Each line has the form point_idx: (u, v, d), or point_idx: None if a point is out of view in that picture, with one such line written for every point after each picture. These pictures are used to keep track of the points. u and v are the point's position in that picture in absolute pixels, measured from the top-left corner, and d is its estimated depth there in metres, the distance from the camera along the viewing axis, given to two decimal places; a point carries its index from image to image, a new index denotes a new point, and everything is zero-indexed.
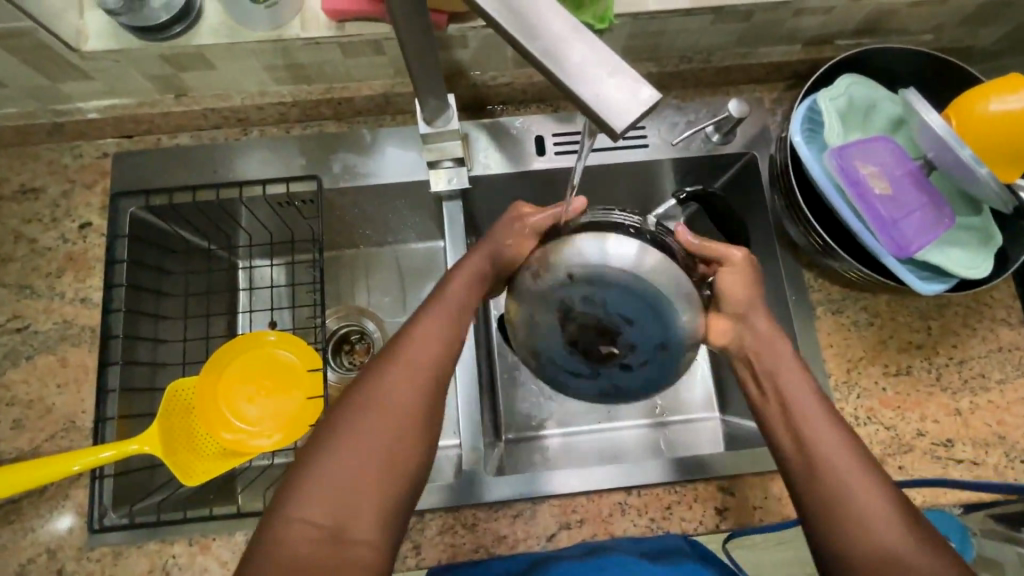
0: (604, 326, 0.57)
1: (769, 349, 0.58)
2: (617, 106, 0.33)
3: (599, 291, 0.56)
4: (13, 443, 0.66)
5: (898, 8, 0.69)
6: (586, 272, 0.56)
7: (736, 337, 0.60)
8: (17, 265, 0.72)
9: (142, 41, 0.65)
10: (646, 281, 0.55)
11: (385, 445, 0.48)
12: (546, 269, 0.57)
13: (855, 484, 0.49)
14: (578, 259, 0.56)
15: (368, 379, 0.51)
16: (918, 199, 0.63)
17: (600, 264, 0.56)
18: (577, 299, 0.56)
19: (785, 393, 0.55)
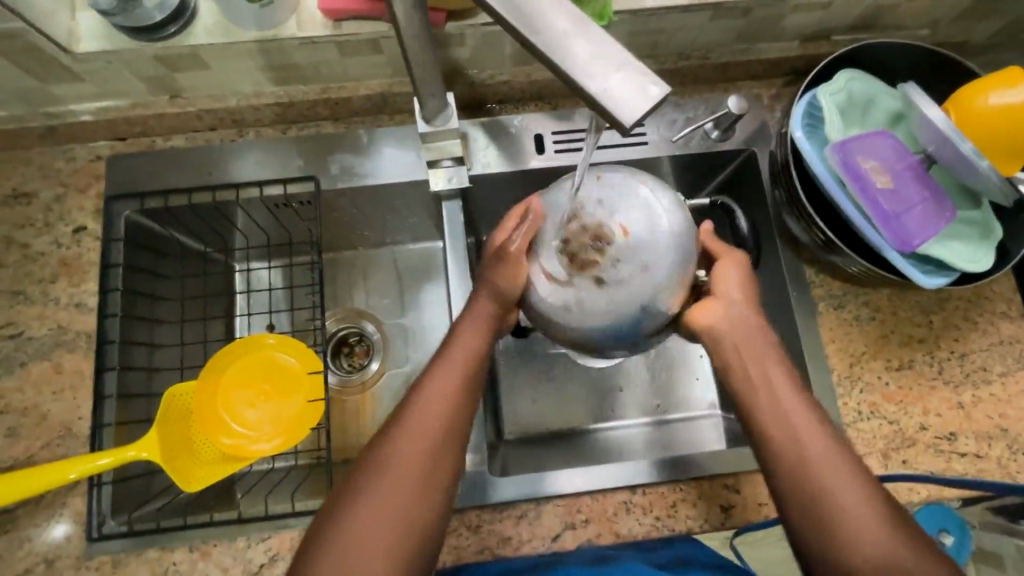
0: (600, 230, 0.55)
1: (750, 335, 0.55)
2: (623, 102, 0.32)
3: (610, 201, 0.56)
4: (8, 452, 0.65)
5: (896, 3, 0.69)
6: (609, 183, 0.57)
7: (726, 318, 0.55)
8: (10, 271, 0.71)
9: (136, 42, 0.64)
10: (657, 214, 0.56)
11: (397, 509, 0.49)
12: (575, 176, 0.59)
13: (842, 485, 0.49)
14: (608, 172, 0.58)
15: (380, 443, 0.52)
16: (920, 192, 0.63)
17: (619, 181, 0.57)
18: (582, 208, 0.56)
19: (765, 386, 0.53)
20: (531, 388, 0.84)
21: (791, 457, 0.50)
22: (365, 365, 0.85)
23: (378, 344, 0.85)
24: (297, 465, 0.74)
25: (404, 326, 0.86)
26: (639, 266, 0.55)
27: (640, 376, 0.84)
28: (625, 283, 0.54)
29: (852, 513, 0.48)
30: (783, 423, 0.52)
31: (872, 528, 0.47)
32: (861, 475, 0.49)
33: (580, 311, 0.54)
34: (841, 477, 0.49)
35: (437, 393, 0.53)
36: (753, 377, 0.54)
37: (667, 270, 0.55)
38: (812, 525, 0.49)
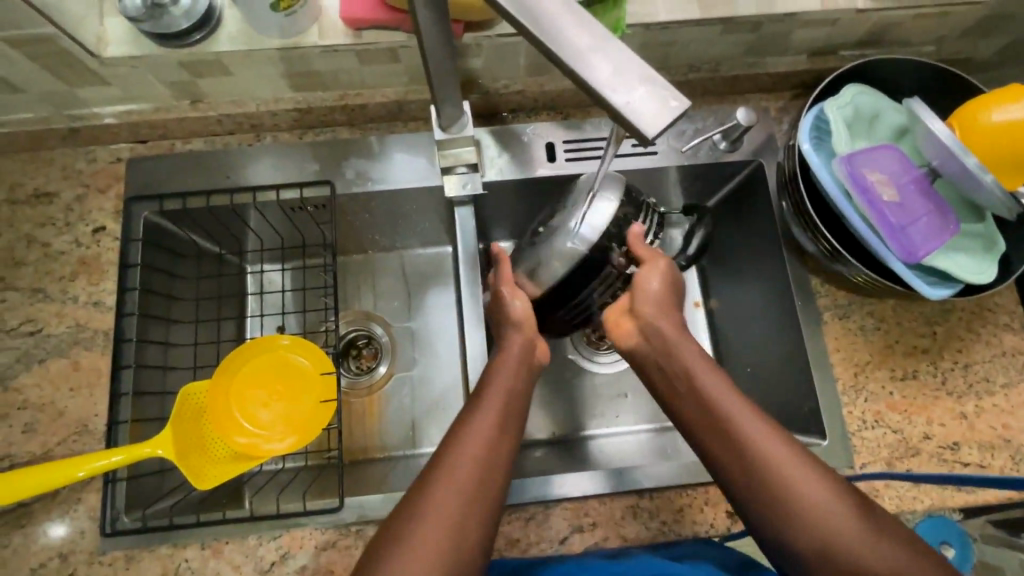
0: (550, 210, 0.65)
1: (672, 345, 0.59)
2: (647, 113, 0.34)
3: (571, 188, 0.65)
4: (24, 447, 0.66)
5: (902, 20, 0.71)
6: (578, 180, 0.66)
7: (644, 337, 0.61)
8: (30, 269, 0.72)
9: (162, 48, 0.66)
10: (591, 188, 0.61)
11: (445, 550, 0.48)
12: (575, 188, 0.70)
13: (791, 479, 0.50)
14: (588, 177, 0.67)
15: (418, 489, 0.51)
16: (925, 205, 0.64)
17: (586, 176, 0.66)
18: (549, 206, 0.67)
19: (694, 394, 0.56)
20: (537, 392, 0.84)
21: (735, 463, 0.53)
22: (373, 368, 0.86)
23: (387, 347, 0.87)
24: (307, 465, 0.76)
25: (413, 330, 0.87)
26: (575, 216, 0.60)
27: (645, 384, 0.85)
28: (564, 232, 0.60)
29: (808, 508, 0.49)
30: (719, 430, 0.54)
31: (831, 518, 0.49)
32: (808, 465, 0.51)
33: (542, 270, 0.62)
34: (789, 471, 0.51)
35: (475, 432, 0.54)
36: (680, 387, 0.57)
37: (599, 215, 0.60)
38: (774, 526, 0.50)
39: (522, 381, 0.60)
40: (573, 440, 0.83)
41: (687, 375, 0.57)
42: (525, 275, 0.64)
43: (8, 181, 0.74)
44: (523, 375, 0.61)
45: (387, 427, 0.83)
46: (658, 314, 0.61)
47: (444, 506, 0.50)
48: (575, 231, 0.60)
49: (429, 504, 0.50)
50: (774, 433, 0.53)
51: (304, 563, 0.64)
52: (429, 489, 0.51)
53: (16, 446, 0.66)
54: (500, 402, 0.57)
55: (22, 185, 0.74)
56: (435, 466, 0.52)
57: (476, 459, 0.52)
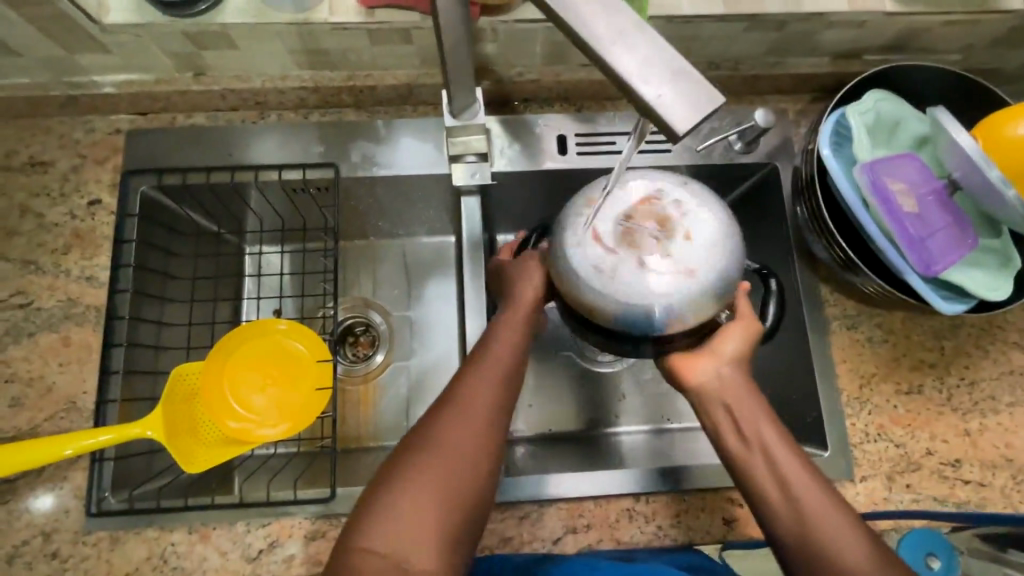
0: (668, 220, 0.50)
1: (746, 406, 0.53)
2: (680, 106, 0.32)
3: (692, 206, 0.51)
4: (11, 422, 0.65)
5: (931, 26, 0.69)
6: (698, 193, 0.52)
7: (716, 377, 0.54)
8: (22, 239, 0.70)
9: (167, 16, 0.64)
10: (720, 255, 0.51)
11: (446, 484, 0.48)
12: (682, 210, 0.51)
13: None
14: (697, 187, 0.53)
15: (429, 424, 0.51)
16: (943, 219, 0.62)
17: (707, 194, 0.52)
18: (657, 191, 0.52)
19: (768, 464, 0.50)
20: (535, 389, 0.83)
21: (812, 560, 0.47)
22: (369, 357, 0.84)
23: (384, 335, 0.85)
24: (300, 451, 0.75)
25: (411, 319, 0.86)
26: (699, 263, 0.50)
27: (643, 385, 0.84)
28: (677, 280, 0.49)
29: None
30: (778, 490, 0.49)
31: None
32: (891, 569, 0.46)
33: (612, 283, 0.50)
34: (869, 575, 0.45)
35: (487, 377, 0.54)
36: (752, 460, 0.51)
37: (726, 268, 0.51)
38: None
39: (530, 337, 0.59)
40: (565, 436, 0.82)
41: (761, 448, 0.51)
42: (575, 271, 0.52)
43: (3, 147, 0.72)
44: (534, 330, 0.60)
45: (380, 417, 0.81)
46: (732, 360, 0.55)
47: (452, 447, 0.49)
48: (690, 291, 0.50)
49: (439, 442, 0.50)
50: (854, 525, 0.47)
51: (292, 553, 0.63)
52: (438, 427, 0.51)
53: (3, 420, 0.65)
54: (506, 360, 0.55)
55: (17, 153, 0.72)
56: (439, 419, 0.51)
57: (484, 413, 0.52)
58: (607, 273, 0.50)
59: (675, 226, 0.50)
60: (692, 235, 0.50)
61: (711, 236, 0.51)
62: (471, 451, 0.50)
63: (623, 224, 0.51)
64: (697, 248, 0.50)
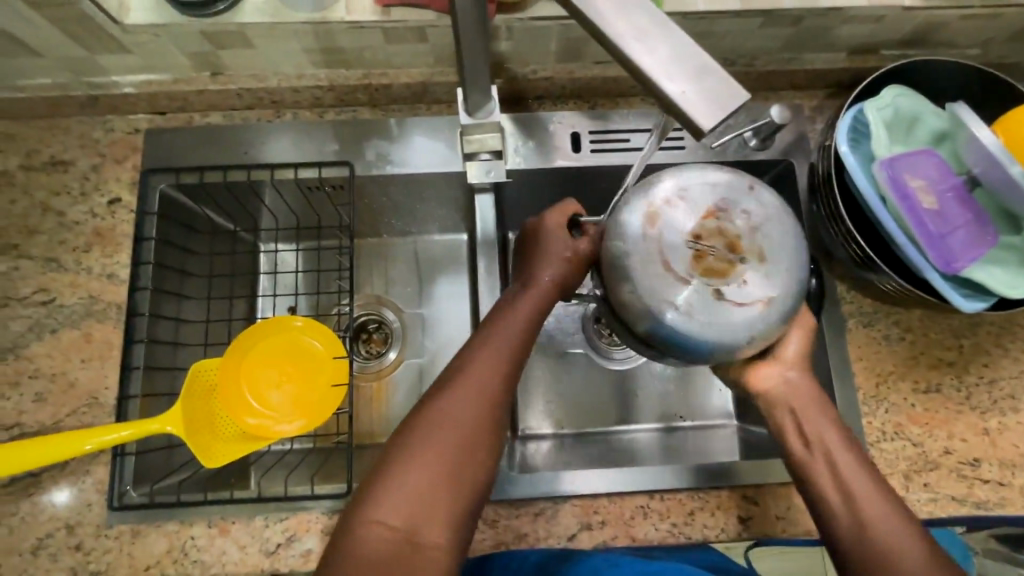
0: (736, 243, 0.48)
1: (812, 414, 0.55)
2: (704, 103, 0.32)
3: (762, 222, 0.49)
4: (35, 417, 0.66)
5: (950, 20, 0.68)
6: (766, 205, 0.50)
7: (781, 381, 0.57)
8: (44, 238, 0.71)
9: (186, 17, 0.64)
10: (793, 273, 0.49)
11: (452, 455, 0.49)
12: (754, 224, 0.49)
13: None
14: (764, 196, 0.50)
15: (436, 396, 0.51)
16: (964, 215, 0.62)
17: (773, 204, 0.50)
18: (725, 208, 0.49)
19: (829, 469, 0.53)
20: (549, 387, 0.83)
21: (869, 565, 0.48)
22: (382, 354, 0.85)
23: (398, 333, 0.86)
24: (315, 447, 0.76)
25: (424, 317, 0.86)
26: (773, 288, 0.48)
27: (656, 384, 0.84)
28: (756, 307, 0.48)
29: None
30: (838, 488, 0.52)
31: None
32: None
33: (688, 312, 0.48)
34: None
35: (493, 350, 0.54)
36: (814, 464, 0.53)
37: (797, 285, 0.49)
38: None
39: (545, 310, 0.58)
40: (580, 433, 0.82)
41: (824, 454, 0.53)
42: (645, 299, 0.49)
43: (25, 147, 0.73)
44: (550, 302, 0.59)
45: (394, 414, 0.82)
46: (799, 368, 0.57)
47: (458, 419, 0.50)
48: (769, 317, 0.48)
49: (444, 414, 0.50)
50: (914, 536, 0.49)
51: (310, 547, 0.64)
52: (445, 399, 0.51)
53: (27, 415, 0.66)
54: (513, 333, 0.55)
55: (39, 153, 0.73)
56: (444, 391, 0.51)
57: (490, 384, 0.52)
58: (682, 303, 0.48)
59: (745, 248, 0.48)
60: (764, 256, 0.48)
61: (782, 256, 0.49)
62: (474, 423, 0.50)
63: (691, 251, 0.48)
64: (769, 271, 0.48)
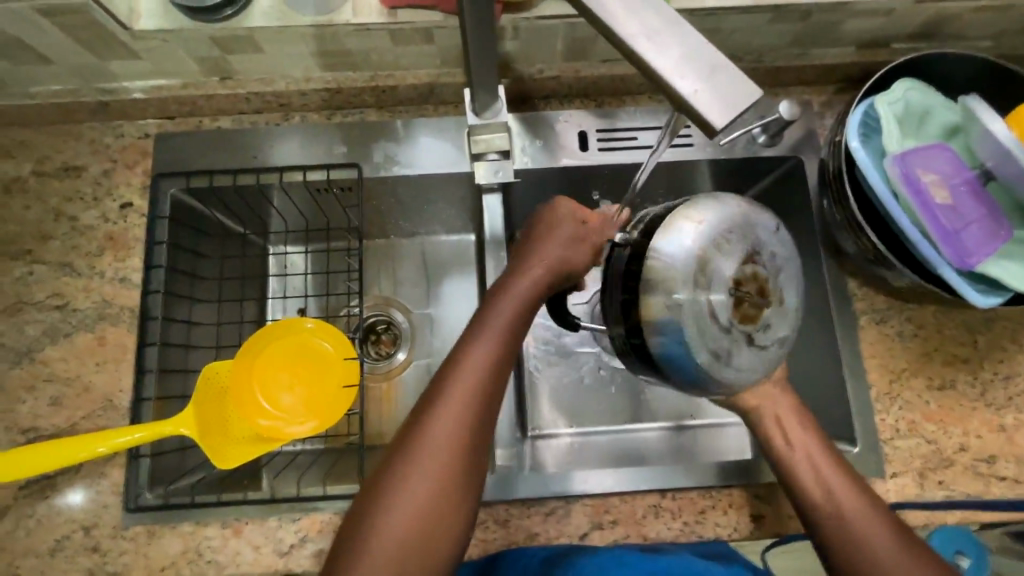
0: (765, 286, 0.50)
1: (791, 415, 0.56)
2: (717, 102, 0.32)
3: (783, 264, 0.51)
4: (51, 420, 0.67)
5: (961, 13, 0.67)
6: (785, 245, 0.51)
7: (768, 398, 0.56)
8: (58, 243, 0.72)
9: (194, 22, 0.65)
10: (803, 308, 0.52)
11: (439, 485, 0.46)
12: (778, 267, 0.51)
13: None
14: (783, 237, 0.52)
15: (417, 422, 0.48)
16: (978, 210, 0.61)
17: (790, 245, 0.52)
18: (756, 253, 0.50)
19: (803, 465, 0.53)
20: (558, 387, 0.83)
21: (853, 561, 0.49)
22: (392, 355, 0.85)
23: (407, 333, 0.86)
24: (327, 448, 0.76)
25: (433, 317, 0.86)
26: (789, 326, 0.51)
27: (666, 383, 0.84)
28: (779, 348, 0.51)
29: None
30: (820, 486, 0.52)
31: None
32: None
33: (727, 357, 0.49)
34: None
35: (474, 364, 0.50)
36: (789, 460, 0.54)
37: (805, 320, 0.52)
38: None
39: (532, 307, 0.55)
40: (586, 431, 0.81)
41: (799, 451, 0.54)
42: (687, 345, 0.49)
43: (37, 154, 0.74)
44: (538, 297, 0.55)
45: (405, 415, 0.82)
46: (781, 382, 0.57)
47: (443, 447, 0.47)
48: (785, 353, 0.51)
49: (427, 443, 0.47)
50: (892, 529, 0.50)
51: (323, 547, 0.64)
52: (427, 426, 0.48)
53: (43, 418, 0.67)
54: (499, 335, 0.52)
55: (51, 159, 0.74)
56: (424, 415, 0.48)
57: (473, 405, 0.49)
58: (722, 350, 0.49)
59: (771, 291, 0.50)
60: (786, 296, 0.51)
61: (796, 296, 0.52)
62: (462, 439, 0.48)
63: (731, 298, 0.49)
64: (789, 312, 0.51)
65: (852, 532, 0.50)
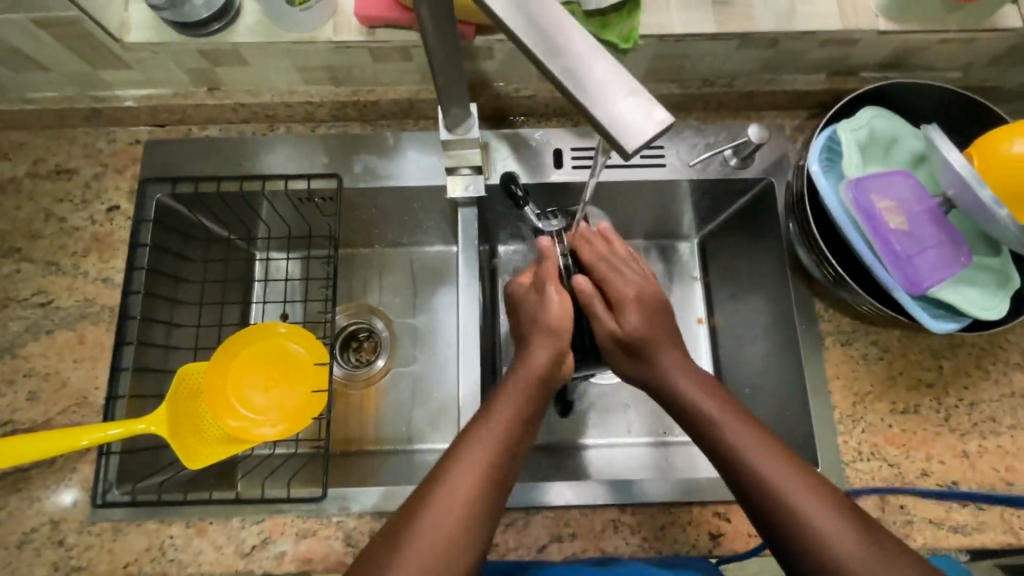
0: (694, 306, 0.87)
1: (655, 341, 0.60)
2: (631, 125, 0.34)
3: (693, 291, 0.88)
4: (27, 414, 0.69)
5: (927, 44, 0.69)
6: (690, 279, 0.88)
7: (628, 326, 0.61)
8: (45, 242, 0.74)
9: (183, 36, 0.68)
10: (698, 313, 0.87)
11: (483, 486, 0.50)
12: (696, 290, 0.88)
13: (791, 486, 0.50)
14: (688, 275, 0.88)
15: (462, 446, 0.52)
16: (935, 236, 0.62)
17: (690, 279, 0.88)
18: (689, 282, 0.88)
19: (671, 380, 0.58)
20: None
21: (748, 478, 0.52)
22: (371, 362, 0.87)
23: (386, 342, 0.87)
24: (298, 452, 0.78)
25: (413, 326, 0.88)
26: None
27: (645, 398, 0.85)
28: (699, 324, 0.86)
29: (807, 517, 0.49)
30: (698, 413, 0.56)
31: (803, 500, 0.49)
32: (821, 490, 0.50)
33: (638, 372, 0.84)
34: (789, 480, 0.50)
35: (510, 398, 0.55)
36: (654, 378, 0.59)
37: (699, 305, 0.87)
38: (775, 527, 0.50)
39: (518, 428, 0.54)
40: None
41: (661, 371, 0.59)
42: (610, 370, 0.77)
43: (32, 156, 0.77)
44: (525, 410, 0.55)
45: (381, 421, 0.83)
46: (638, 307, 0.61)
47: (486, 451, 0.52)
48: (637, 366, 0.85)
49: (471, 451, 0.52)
50: (777, 449, 0.52)
51: (284, 550, 0.65)
52: (471, 442, 0.52)
53: (20, 412, 0.69)
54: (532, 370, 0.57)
55: (44, 162, 0.77)
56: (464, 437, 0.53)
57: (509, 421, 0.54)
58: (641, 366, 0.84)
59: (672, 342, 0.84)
60: (700, 316, 0.86)
61: (692, 298, 0.87)
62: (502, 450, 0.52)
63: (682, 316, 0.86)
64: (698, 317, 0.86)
65: (729, 441, 0.53)
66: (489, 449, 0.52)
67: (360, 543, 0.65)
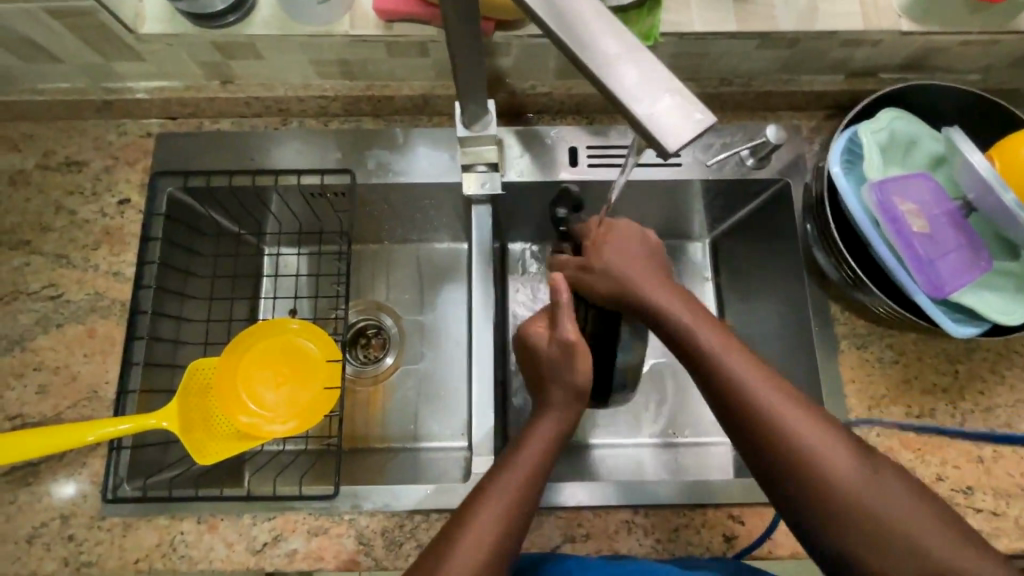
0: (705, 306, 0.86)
1: (636, 277, 0.64)
2: (670, 124, 0.34)
3: (704, 292, 0.87)
4: (37, 408, 0.68)
5: (948, 46, 0.68)
6: (701, 279, 0.87)
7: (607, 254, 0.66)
8: (55, 235, 0.74)
9: (198, 28, 0.67)
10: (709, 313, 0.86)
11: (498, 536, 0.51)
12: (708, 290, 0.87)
13: (782, 410, 0.53)
14: (699, 275, 0.88)
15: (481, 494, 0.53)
16: (957, 240, 0.62)
17: (701, 280, 0.87)
18: (699, 282, 0.87)
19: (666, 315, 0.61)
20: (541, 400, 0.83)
21: (743, 403, 0.54)
22: (380, 359, 0.86)
23: (395, 339, 0.87)
24: (308, 449, 0.78)
25: (422, 323, 0.87)
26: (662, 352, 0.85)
27: (655, 399, 0.84)
28: None
29: (797, 437, 0.52)
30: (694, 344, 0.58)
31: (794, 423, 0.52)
32: (819, 417, 0.53)
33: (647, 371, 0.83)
34: (781, 404, 0.53)
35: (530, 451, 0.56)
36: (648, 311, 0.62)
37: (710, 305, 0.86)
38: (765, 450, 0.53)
39: (533, 486, 0.54)
40: None
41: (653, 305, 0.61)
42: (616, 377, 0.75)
43: (42, 147, 0.76)
44: (546, 463, 0.57)
45: (390, 418, 0.83)
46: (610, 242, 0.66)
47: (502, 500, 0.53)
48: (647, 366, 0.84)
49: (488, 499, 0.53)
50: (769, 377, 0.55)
51: (295, 547, 0.65)
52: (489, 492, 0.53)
53: (29, 406, 0.68)
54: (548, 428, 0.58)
55: (55, 153, 0.76)
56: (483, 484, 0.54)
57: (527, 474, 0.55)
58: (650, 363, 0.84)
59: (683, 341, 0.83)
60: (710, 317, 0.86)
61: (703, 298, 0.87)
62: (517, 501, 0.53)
63: None
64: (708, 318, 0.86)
65: (723, 369, 0.56)
66: (503, 508, 0.52)
67: (372, 541, 0.65)
